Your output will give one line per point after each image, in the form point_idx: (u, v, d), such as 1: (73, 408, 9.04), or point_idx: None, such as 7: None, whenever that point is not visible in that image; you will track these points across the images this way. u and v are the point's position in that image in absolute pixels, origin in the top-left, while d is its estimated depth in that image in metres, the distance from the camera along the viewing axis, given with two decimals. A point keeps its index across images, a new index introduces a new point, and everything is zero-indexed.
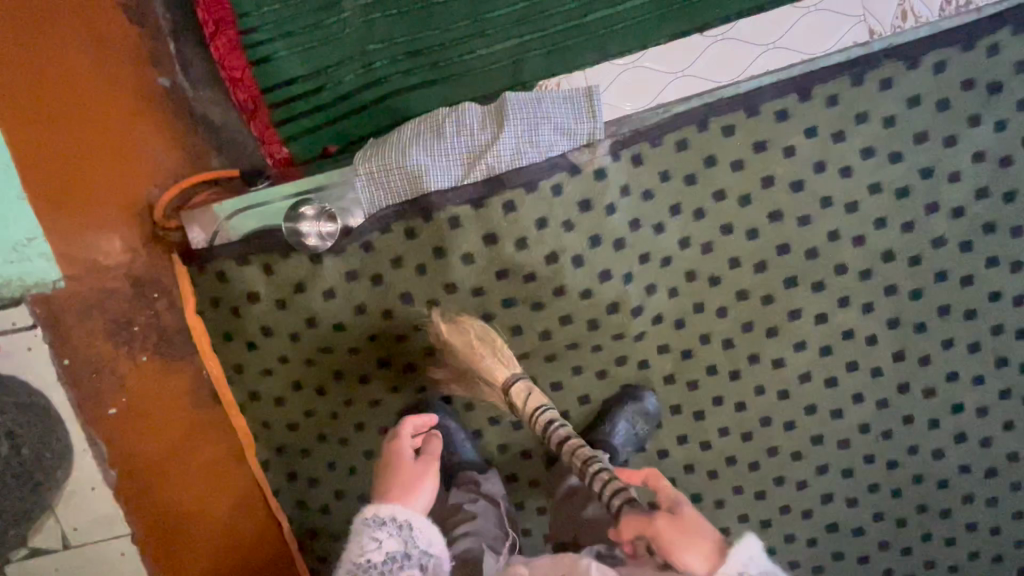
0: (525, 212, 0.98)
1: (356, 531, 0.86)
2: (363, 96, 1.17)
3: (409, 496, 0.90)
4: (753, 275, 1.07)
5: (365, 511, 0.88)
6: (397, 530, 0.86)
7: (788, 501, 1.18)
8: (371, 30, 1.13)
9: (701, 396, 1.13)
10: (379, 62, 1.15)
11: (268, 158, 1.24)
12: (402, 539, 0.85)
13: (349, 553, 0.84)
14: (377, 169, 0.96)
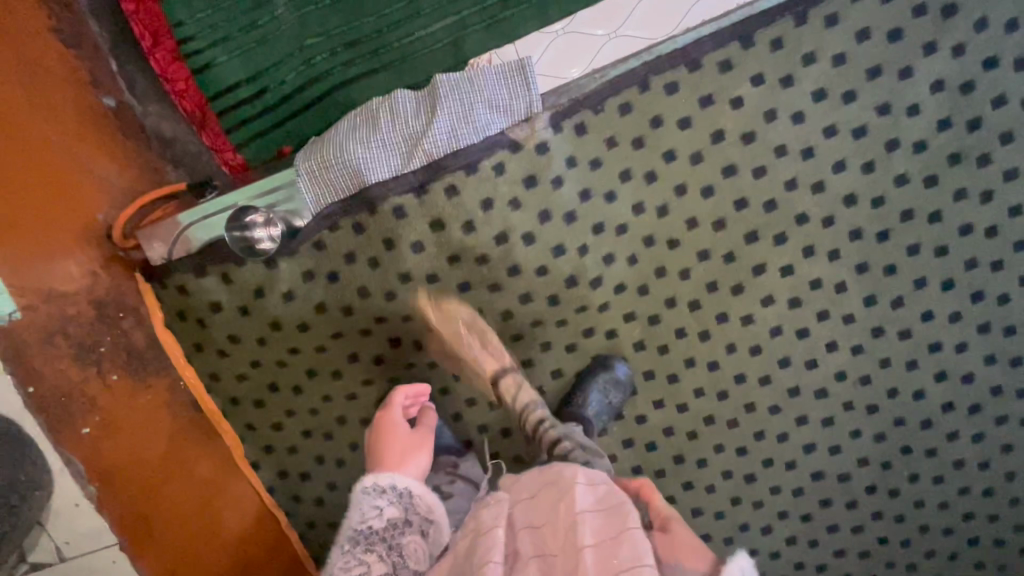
0: (469, 195, 0.98)
1: (357, 500, 0.87)
2: (308, 92, 1.15)
3: (407, 466, 0.92)
4: (712, 234, 1.05)
5: (366, 479, 0.89)
6: (396, 497, 0.88)
7: (771, 454, 1.18)
8: (309, 23, 1.11)
9: (672, 360, 1.13)
10: (319, 56, 1.13)
11: (225, 165, 1.25)
12: (402, 507, 0.88)
13: (351, 520, 0.86)
14: (316, 168, 0.96)
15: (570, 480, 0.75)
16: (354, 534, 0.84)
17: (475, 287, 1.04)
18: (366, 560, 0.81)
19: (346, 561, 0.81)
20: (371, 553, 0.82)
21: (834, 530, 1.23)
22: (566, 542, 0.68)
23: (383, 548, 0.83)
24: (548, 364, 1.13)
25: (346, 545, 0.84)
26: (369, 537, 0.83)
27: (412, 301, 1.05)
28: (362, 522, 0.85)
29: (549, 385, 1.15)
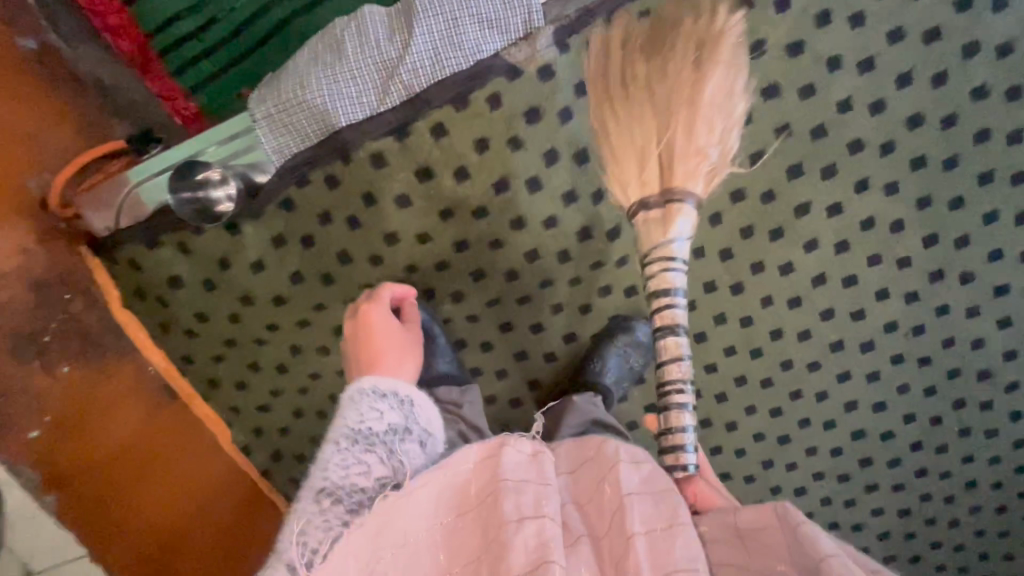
0: (460, 135, 0.81)
1: (357, 400, 0.76)
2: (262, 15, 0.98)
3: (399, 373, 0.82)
4: (748, 170, 0.90)
5: (363, 380, 0.78)
6: (397, 404, 0.78)
7: (808, 414, 1.07)
8: None
9: (700, 316, 1.01)
10: None
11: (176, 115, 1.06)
12: (400, 415, 0.77)
13: (350, 419, 0.74)
14: (275, 110, 0.79)
15: (614, 463, 0.71)
16: (354, 433, 0.73)
17: (473, 245, 0.89)
18: (365, 460, 0.71)
19: (346, 457, 0.70)
20: (370, 453, 0.72)
21: (873, 490, 1.14)
22: (615, 528, 0.66)
23: (382, 450, 0.73)
24: (560, 327, 1.00)
25: (342, 442, 0.71)
26: (370, 438, 0.73)
27: (403, 264, 0.91)
28: (363, 423, 0.74)
29: (563, 350, 1.03)
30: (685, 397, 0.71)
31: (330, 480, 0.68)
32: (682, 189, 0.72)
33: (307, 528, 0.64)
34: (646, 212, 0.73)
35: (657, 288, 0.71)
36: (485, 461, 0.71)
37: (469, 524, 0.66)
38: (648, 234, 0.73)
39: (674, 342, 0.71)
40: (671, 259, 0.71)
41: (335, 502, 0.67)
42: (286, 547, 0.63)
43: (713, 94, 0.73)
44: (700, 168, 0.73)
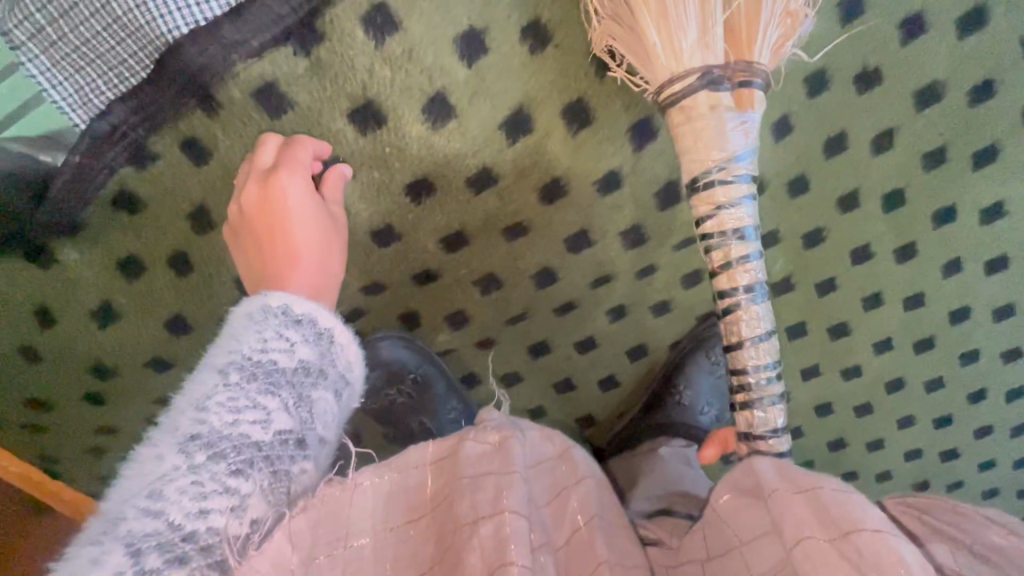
0: (426, 28, 0.39)
1: (265, 307, 0.33)
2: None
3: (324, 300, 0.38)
4: (951, 47, 0.50)
5: (272, 295, 0.34)
6: (315, 337, 0.34)
7: (992, 420, 0.72)
8: None
9: (843, 300, 0.64)
10: None
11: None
12: (326, 351, 0.35)
13: (248, 330, 0.33)
14: (46, 12, 0.37)
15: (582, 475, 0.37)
16: (244, 366, 0.31)
17: (472, 235, 0.51)
18: (273, 404, 0.32)
19: (239, 398, 0.31)
20: (280, 394, 0.32)
21: None
22: (576, 550, 0.34)
23: (296, 393, 0.33)
24: (622, 340, 0.64)
25: (230, 375, 0.31)
26: (278, 375, 0.32)
27: (356, 280, 0.53)
28: (273, 342, 0.33)
29: (626, 373, 0.67)
30: (766, 379, 0.40)
31: (208, 428, 0.29)
32: (759, 56, 0.39)
33: (164, 497, 0.27)
34: (705, 82, 0.38)
35: (713, 233, 0.39)
36: (440, 465, 0.33)
37: (408, 517, 0.32)
38: (703, 128, 0.39)
39: (750, 312, 0.40)
40: (735, 182, 0.39)
41: (216, 465, 0.29)
42: (121, 527, 0.26)
43: None
44: (785, 34, 0.41)
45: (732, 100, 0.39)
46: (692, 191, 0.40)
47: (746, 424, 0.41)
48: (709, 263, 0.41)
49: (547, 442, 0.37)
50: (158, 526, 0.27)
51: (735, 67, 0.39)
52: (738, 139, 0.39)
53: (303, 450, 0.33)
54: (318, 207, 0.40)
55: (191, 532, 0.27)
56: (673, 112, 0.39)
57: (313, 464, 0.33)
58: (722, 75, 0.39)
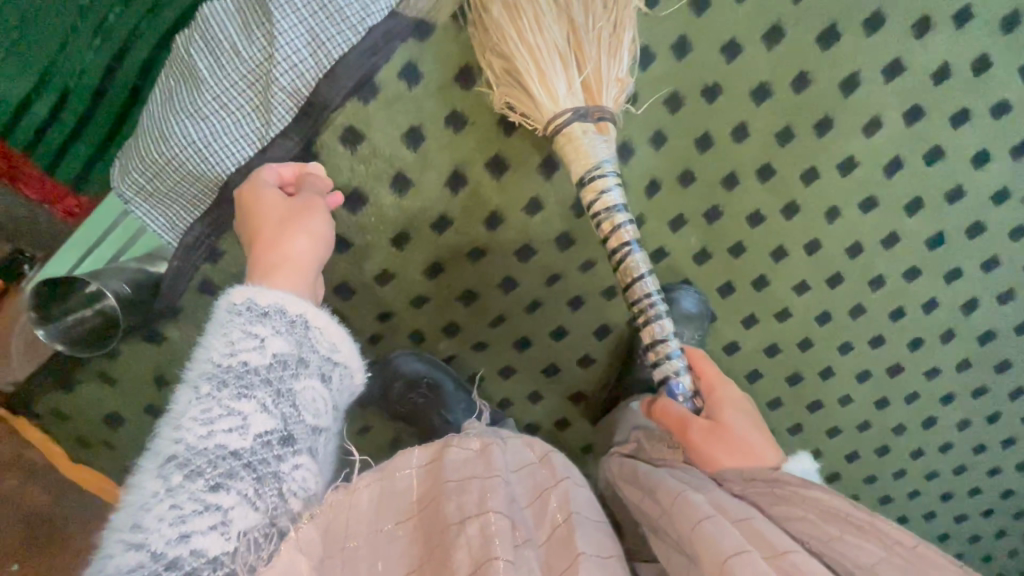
0: (382, 134, 0.59)
1: (226, 321, 0.44)
2: (98, 21, 0.78)
3: (283, 267, 0.49)
4: (765, 57, 0.67)
5: (238, 291, 0.45)
6: (286, 328, 0.45)
7: (918, 332, 0.85)
8: None
9: (754, 257, 0.79)
10: (108, 17, 0.78)
11: (30, 193, 0.83)
12: (296, 341, 0.45)
13: (217, 347, 0.44)
14: (144, 177, 0.60)
15: (561, 477, 0.50)
16: (225, 369, 0.43)
17: (449, 264, 0.70)
18: (242, 411, 0.42)
19: (211, 411, 0.41)
20: (249, 401, 0.42)
21: (1019, 393, 0.90)
22: (559, 540, 0.47)
23: (268, 393, 0.43)
24: (587, 324, 0.80)
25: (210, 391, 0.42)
26: (251, 381, 0.43)
27: (373, 313, 0.72)
28: (237, 352, 0.43)
29: (597, 351, 0.83)
30: (655, 302, 0.62)
31: (183, 447, 0.40)
32: (605, 102, 0.58)
33: (146, 526, 0.37)
34: (575, 120, 0.57)
35: (601, 210, 0.58)
36: (422, 470, 0.48)
37: (396, 520, 0.45)
38: (580, 145, 0.57)
39: (634, 260, 0.60)
40: (604, 177, 0.57)
41: (192, 482, 0.39)
42: (113, 563, 0.36)
43: None
44: (620, 91, 0.60)
45: (592, 125, 0.58)
46: (581, 184, 0.58)
47: (650, 335, 0.64)
48: (602, 232, 0.59)
49: (529, 449, 0.53)
50: (144, 557, 0.36)
51: (592, 108, 0.58)
52: (596, 147, 0.57)
53: (280, 449, 0.43)
54: (281, 199, 0.53)
55: (173, 558, 0.37)
56: (559, 137, 0.58)
57: (301, 460, 0.45)
58: (585, 115, 0.58)
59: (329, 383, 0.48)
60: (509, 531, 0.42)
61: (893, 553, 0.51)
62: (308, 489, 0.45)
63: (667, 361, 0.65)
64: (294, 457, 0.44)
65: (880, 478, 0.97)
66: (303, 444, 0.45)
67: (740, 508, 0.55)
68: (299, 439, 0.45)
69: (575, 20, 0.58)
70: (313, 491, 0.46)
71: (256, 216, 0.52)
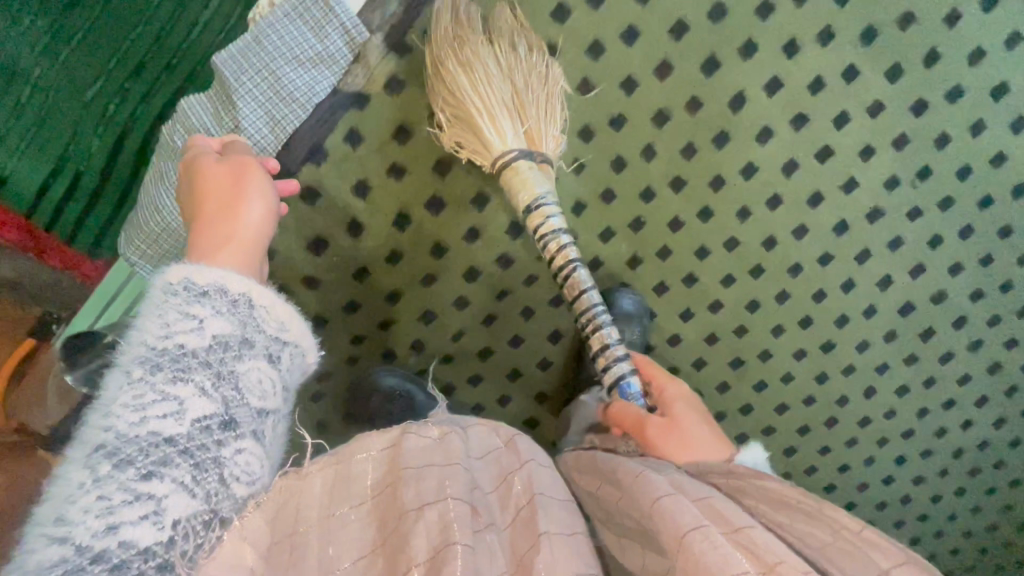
0: (336, 189, 0.72)
1: (162, 302, 0.46)
2: (100, 112, 0.92)
3: (228, 242, 0.53)
4: (659, 87, 0.78)
5: (175, 273, 0.47)
6: (227, 309, 0.48)
7: (842, 310, 0.94)
8: (76, 72, 0.90)
9: (680, 258, 0.89)
10: (109, 107, 0.92)
11: (53, 262, 0.96)
12: (238, 322, 0.48)
13: (151, 329, 0.45)
14: (146, 243, 0.73)
15: (525, 459, 0.55)
16: (161, 353, 0.44)
17: (408, 290, 0.81)
18: (178, 396, 0.44)
19: (145, 398, 0.43)
20: (185, 385, 0.44)
21: (948, 357, 0.98)
22: (524, 521, 0.51)
23: (207, 376, 0.45)
24: (540, 330, 0.91)
25: (145, 378, 0.44)
26: (189, 366, 0.45)
27: (348, 338, 0.84)
28: (171, 334, 0.45)
29: (552, 353, 0.93)
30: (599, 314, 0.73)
31: (112, 436, 0.41)
32: (545, 150, 0.71)
33: (71, 519, 0.38)
34: (521, 156, 0.69)
35: (547, 234, 0.69)
36: (382, 454, 0.52)
37: (349, 507, 0.49)
38: (524, 178, 0.68)
39: (580, 276, 0.71)
40: (547, 209, 0.68)
41: (122, 472, 0.41)
42: (35, 557, 0.37)
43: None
44: (556, 142, 0.73)
45: (534, 166, 0.69)
46: (529, 213, 0.68)
47: (601, 341, 0.74)
48: (550, 252, 0.70)
49: (496, 436, 0.58)
50: (67, 551, 0.37)
51: (536, 156, 0.70)
52: (538, 184, 0.69)
53: (217, 430, 0.45)
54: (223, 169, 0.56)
55: (99, 551, 0.38)
56: (506, 172, 0.69)
57: (240, 443, 0.47)
58: (528, 154, 0.70)
59: (275, 363, 0.51)
60: (467, 515, 0.45)
61: (840, 537, 0.52)
62: (252, 472, 0.48)
63: (614, 366, 0.74)
64: (235, 441, 0.46)
65: (833, 448, 1.05)
66: (246, 427, 0.47)
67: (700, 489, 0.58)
68: (241, 422, 0.47)
69: (518, 85, 0.70)
70: (256, 470, 0.48)
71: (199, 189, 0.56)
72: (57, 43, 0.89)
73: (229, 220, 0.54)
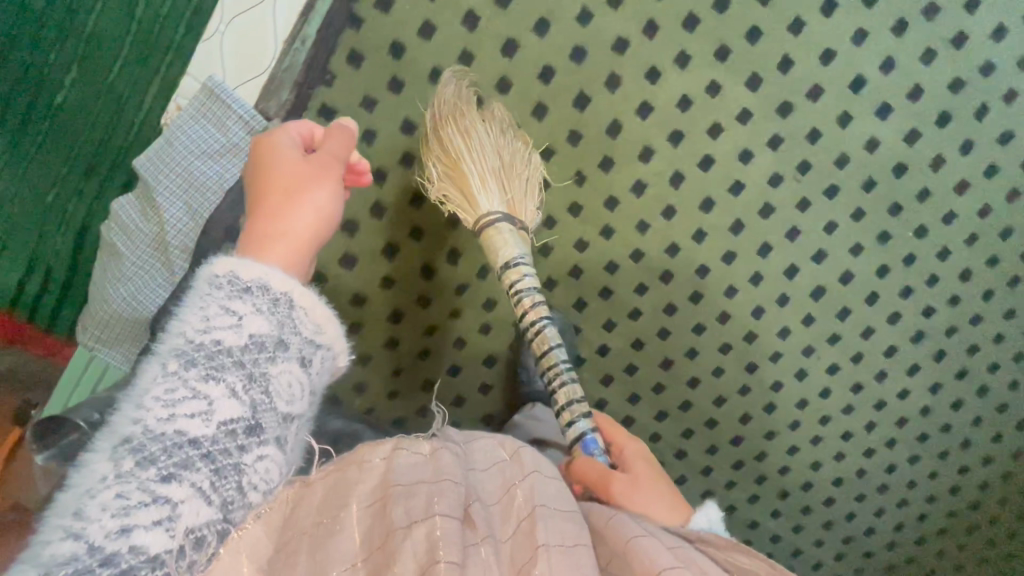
0: None
1: (205, 296, 0.47)
2: (60, 215, 0.99)
3: (281, 240, 0.54)
4: (540, 126, 0.86)
5: (226, 263, 0.48)
6: (266, 306, 0.48)
7: (756, 300, 1.00)
8: (34, 179, 0.97)
9: (593, 275, 0.95)
10: (68, 209, 0.99)
11: (37, 350, 1.04)
12: (277, 322, 0.48)
13: (192, 322, 0.46)
14: (101, 331, 0.83)
15: (529, 471, 0.56)
16: (196, 347, 0.45)
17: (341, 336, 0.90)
18: (208, 395, 0.44)
19: (176, 393, 0.43)
20: (216, 384, 0.45)
21: (870, 332, 1.03)
22: (523, 535, 0.51)
23: (240, 376, 0.45)
24: (475, 357, 0.97)
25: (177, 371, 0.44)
26: (222, 363, 0.45)
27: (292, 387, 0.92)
28: (210, 330, 0.46)
29: (491, 377, 0.99)
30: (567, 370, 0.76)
31: (142, 430, 0.42)
32: (524, 217, 0.78)
33: (89, 514, 0.38)
34: (503, 219, 0.75)
35: (523, 291, 0.73)
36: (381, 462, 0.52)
37: (343, 509, 0.49)
38: (501, 237, 0.74)
39: (551, 336, 0.75)
40: (522, 271, 0.73)
41: (144, 470, 0.41)
42: (49, 551, 0.36)
43: (388, 40, 0.79)
44: (534, 213, 0.80)
45: (513, 229, 0.75)
46: (506, 269, 0.73)
47: (567, 396, 0.76)
48: (524, 308, 0.74)
49: (501, 448, 0.59)
50: (80, 547, 0.37)
51: (517, 221, 0.76)
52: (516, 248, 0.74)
53: (245, 433, 0.45)
54: (295, 159, 0.59)
55: (110, 552, 0.37)
56: (487, 230, 0.75)
57: (265, 449, 0.46)
58: (510, 219, 0.76)
59: (310, 367, 0.50)
60: (453, 534, 0.46)
61: None
62: (270, 481, 0.47)
63: (577, 421, 0.75)
64: (257, 447, 0.46)
65: (779, 434, 1.09)
66: (270, 434, 0.47)
67: (674, 540, 0.59)
68: (266, 428, 0.46)
69: (507, 158, 0.78)
70: (275, 480, 0.47)
71: (263, 176, 0.58)
72: (14, 157, 0.95)
73: (286, 213, 0.55)
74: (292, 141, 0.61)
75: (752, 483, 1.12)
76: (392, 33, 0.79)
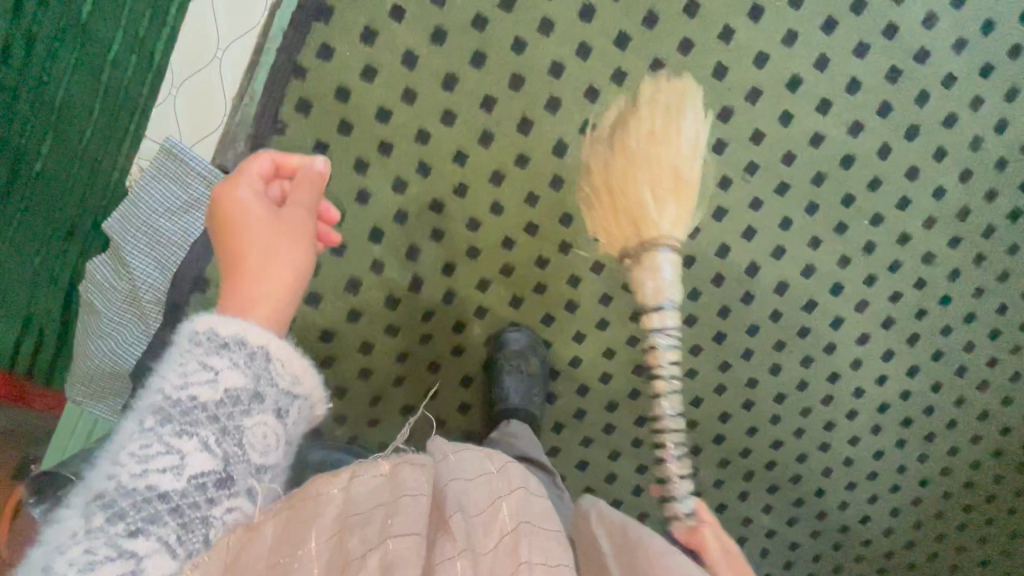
0: None
1: (183, 353, 0.46)
2: (50, 274, 1.03)
3: (260, 299, 0.52)
4: (487, 153, 0.89)
5: (204, 322, 0.47)
6: (240, 362, 0.47)
7: (722, 301, 1.01)
8: (23, 242, 1.01)
9: (557, 290, 0.97)
10: (57, 268, 1.02)
11: (39, 404, 1.09)
12: (251, 376, 0.47)
13: (170, 378, 0.46)
14: (86, 388, 0.87)
15: (516, 486, 0.56)
16: (172, 403, 0.45)
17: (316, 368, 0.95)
18: (181, 450, 0.44)
19: (150, 449, 0.43)
20: (189, 439, 0.44)
21: (840, 321, 1.03)
22: (506, 549, 0.50)
23: (213, 430, 0.45)
24: (450, 379, 1.00)
25: (150, 425, 0.44)
26: (196, 417, 0.45)
27: None
28: (186, 386, 0.45)
29: (468, 398, 1.01)
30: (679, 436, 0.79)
31: (116, 484, 0.42)
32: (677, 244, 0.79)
33: (56, 570, 0.39)
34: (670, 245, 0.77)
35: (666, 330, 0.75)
36: (342, 491, 0.51)
37: (296, 549, 0.46)
38: (655, 270, 0.76)
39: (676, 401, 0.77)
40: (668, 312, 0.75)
41: (113, 525, 0.41)
42: None
43: (333, 86, 0.83)
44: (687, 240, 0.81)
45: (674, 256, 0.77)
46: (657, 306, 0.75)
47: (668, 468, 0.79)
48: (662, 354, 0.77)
49: (489, 462, 0.59)
50: None
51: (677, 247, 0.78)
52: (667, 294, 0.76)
53: (216, 485, 0.45)
54: (267, 214, 0.58)
55: None
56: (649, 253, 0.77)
57: (234, 501, 0.46)
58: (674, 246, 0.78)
59: (285, 418, 0.50)
60: (411, 555, 0.45)
61: None
62: None
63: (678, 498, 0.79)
64: (227, 499, 0.46)
65: (760, 429, 1.09)
66: (240, 485, 0.47)
67: None
68: (236, 480, 0.46)
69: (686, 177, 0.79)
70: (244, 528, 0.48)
71: (234, 232, 0.56)
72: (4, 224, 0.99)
73: (264, 271, 0.54)
74: (255, 193, 0.58)
75: (739, 480, 1.12)
76: (336, 79, 0.83)
